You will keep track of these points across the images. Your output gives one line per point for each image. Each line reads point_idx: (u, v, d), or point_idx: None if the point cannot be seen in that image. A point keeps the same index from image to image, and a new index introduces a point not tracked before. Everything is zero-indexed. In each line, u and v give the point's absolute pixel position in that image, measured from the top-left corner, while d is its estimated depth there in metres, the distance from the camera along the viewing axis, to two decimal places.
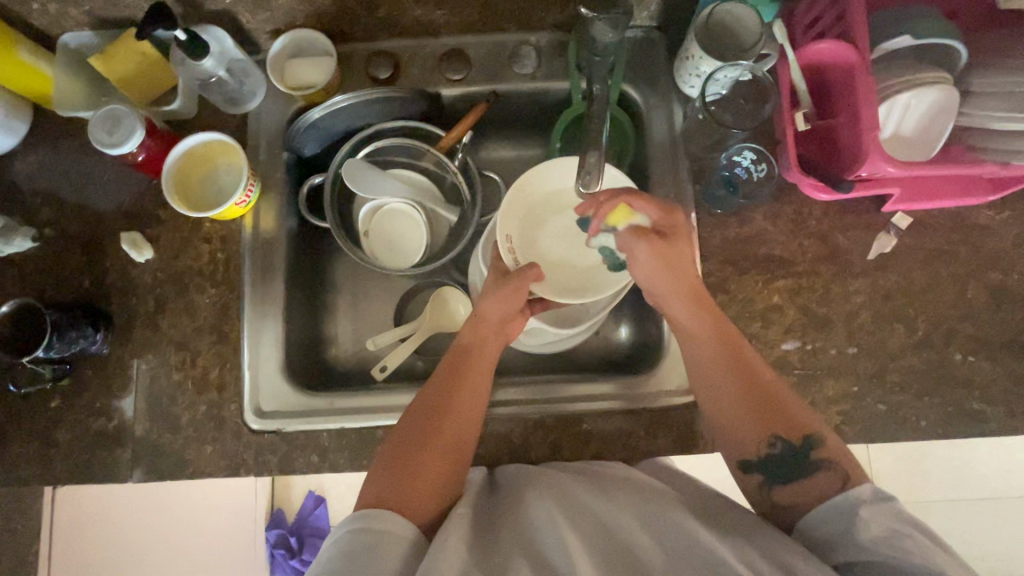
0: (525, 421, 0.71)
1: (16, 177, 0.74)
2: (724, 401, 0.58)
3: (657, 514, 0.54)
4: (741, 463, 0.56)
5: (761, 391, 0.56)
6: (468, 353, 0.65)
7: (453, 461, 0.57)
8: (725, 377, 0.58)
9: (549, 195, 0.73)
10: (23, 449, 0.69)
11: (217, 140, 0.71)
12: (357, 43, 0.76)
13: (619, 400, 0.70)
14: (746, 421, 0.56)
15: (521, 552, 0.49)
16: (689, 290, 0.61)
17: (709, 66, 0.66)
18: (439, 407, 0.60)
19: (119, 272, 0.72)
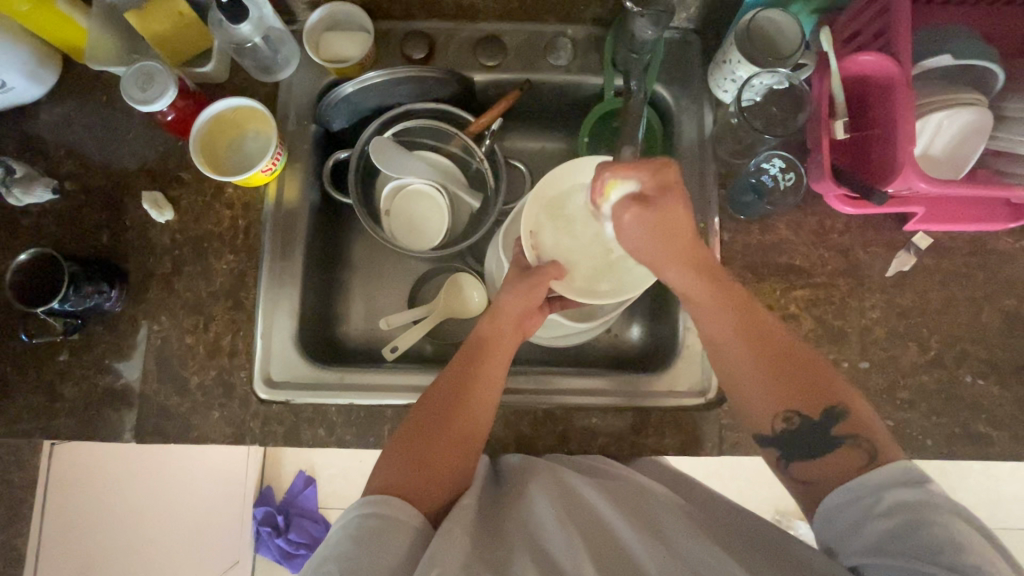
0: (532, 412, 0.70)
1: (41, 128, 0.73)
2: (742, 378, 0.56)
3: (664, 518, 0.54)
4: (758, 437, 0.55)
5: (777, 359, 0.55)
6: (486, 344, 0.64)
7: (467, 450, 0.58)
8: (740, 349, 0.56)
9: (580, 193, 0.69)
10: (29, 399, 0.68)
11: (246, 106, 0.70)
12: (394, 21, 0.76)
13: (627, 396, 0.71)
14: (761, 394, 0.54)
15: (526, 546, 0.50)
16: (688, 257, 0.56)
17: (746, 70, 0.66)
18: (454, 395, 0.60)
19: (138, 231, 0.71)
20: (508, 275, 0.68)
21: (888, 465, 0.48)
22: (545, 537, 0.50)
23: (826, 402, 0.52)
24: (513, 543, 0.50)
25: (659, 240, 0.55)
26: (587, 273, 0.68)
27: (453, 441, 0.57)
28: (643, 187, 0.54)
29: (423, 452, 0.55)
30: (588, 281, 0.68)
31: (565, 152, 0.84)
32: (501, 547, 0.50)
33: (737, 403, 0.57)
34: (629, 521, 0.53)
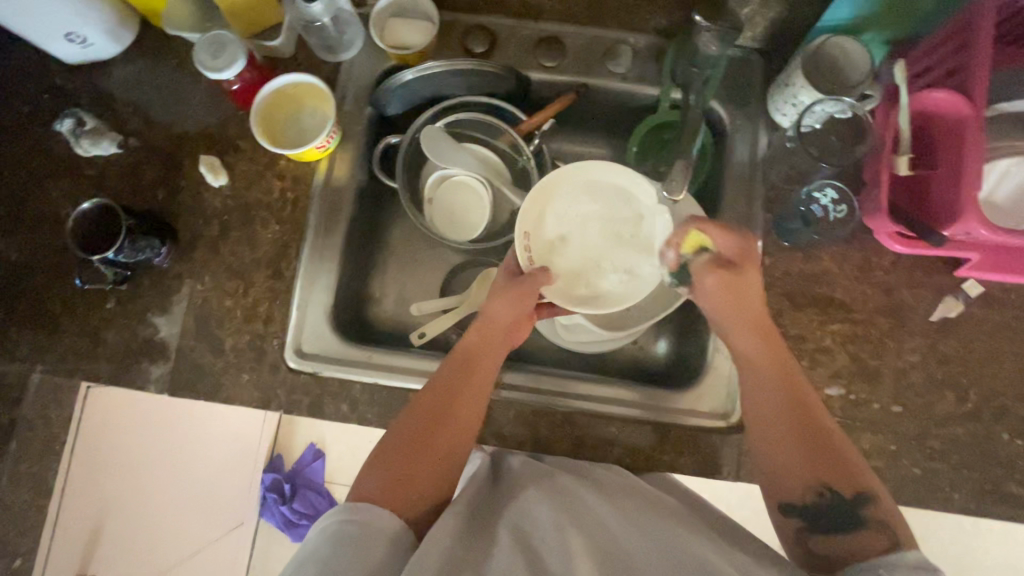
0: (550, 414, 0.70)
1: (113, 84, 0.77)
2: (774, 442, 0.56)
3: (655, 515, 0.55)
4: (782, 506, 0.55)
5: (816, 439, 0.55)
6: (473, 354, 0.64)
7: (450, 467, 0.57)
8: (784, 434, 0.56)
9: (587, 189, 0.71)
10: (76, 340, 0.72)
11: (306, 83, 0.72)
12: (458, 14, 0.76)
13: (650, 410, 0.70)
14: (792, 465, 0.55)
15: (512, 538, 0.51)
16: (759, 330, 0.61)
17: (809, 96, 0.65)
18: (436, 408, 0.59)
19: (193, 192, 0.74)
20: (498, 281, 0.68)
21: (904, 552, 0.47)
22: (532, 533, 0.51)
23: (856, 483, 0.53)
24: (501, 537, 0.51)
25: (742, 313, 0.61)
26: (587, 275, 0.72)
27: (437, 458, 0.56)
28: (728, 252, 0.63)
29: (404, 466, 0.55)
30: (588, 283, 0.71)
31: (612, 159, 0.83)
32: (488, 543, 0.50)
33: (764, 471, 0.57)
34: (621, 519, 0.54)
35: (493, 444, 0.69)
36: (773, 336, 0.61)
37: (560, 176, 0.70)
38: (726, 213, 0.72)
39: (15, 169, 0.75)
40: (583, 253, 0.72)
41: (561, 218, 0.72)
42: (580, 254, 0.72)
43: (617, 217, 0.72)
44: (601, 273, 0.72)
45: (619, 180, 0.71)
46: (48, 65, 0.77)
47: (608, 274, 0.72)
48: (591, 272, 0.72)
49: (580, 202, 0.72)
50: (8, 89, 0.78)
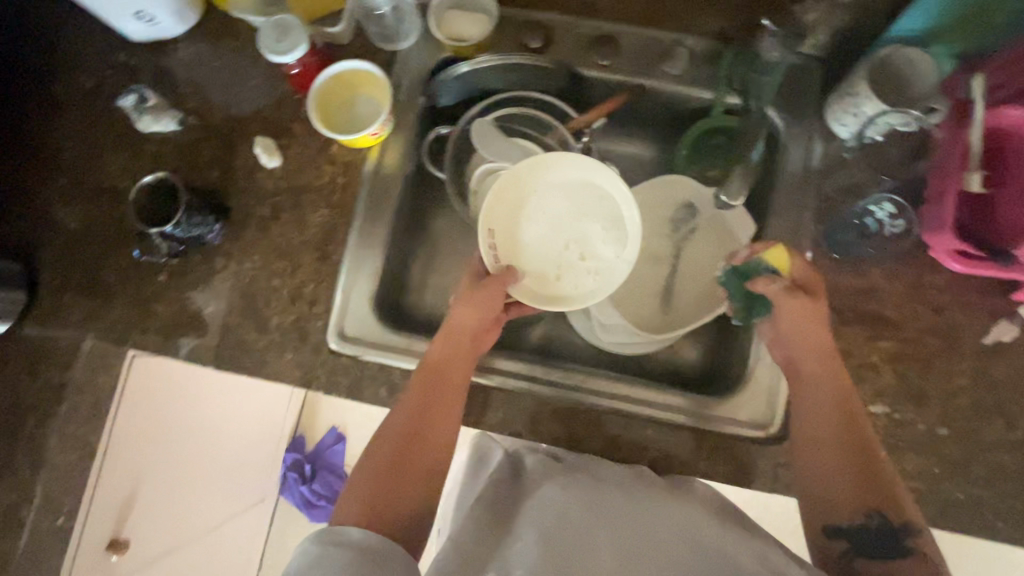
0: (576, 411, 0.71)
1: (175, 63, 0.79)
2: (822, 466, 0.57)
3: (675, 505, 0.57)
4: (826, 529, 0.55)
5: (866, 465, 0.56)
6: (445, 363, 0.62)
7: (432, 484, 0.56)
8: (834, 457, 0.57)
9: (546, 184, 0.71)
10: (126, 310, 0.74)
11: (363, 70, 0.73)
12: (515, 8, 0.76)
13: (686, 414, 0.70)
14: (837, 488, 0.56)
15: (533, 529, 0.53)
16: (820, 354, 0.61)
17: (872, 108, 0.64)
18: (409, 425, 0.58)
19: (246, 172, 0.75)
20: (463, 285, 0.66)
21: None
22: (550, 523, 0.54)
23: (904, 511, 0.53)
24: (522, 531, 0.54)
25: (811, 341, 0.61)
26: (558, 265, 0.70)
27: (416, 477, 0.55)
28: (797, 277, 0.63)
29: (384, 490, 0.53)
30: (558, 272, 0.70)
31: (659, 161, 0.83)
32: (507, 541, 0.53)
33: (808, 492, 0.58)
34: (640, 506, 0.56)
35: (527, 438, 0.70)
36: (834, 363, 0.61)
37: (525, 171, 0.70)
38: (775, 222, 0.71)
39: (79, 142, 0.78)
40: (553, 242, 0.71)
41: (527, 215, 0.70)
42: (550, 244, 0.71)
43: (587, 206, 0.71)
44: (569, 264, 0.70)
45: (579, 171, 0.71)
46: (115, 42, 0.80)
47: (579, 262, 0.70)
48: (561, 262, 0.70)
49: (548, 194, 0.71)
50: (75, 63, 0.80)
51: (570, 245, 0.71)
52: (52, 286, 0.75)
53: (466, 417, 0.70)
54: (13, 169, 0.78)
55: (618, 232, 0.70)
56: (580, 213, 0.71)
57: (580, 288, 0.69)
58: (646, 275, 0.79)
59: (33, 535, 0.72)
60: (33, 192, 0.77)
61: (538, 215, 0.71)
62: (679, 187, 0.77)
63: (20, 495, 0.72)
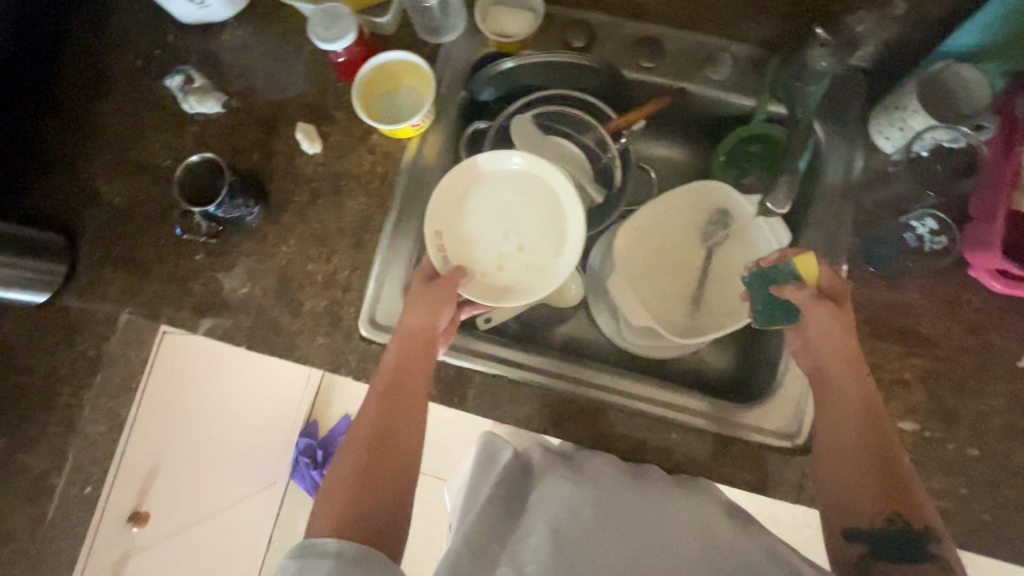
0: (599, 407, 0.71)
1: (221, 46, 0.80)
2: (843, 466, 0.57)
3: (678, 500, 0.59)
4: (847, 532, 0.54)
5: (889, 468, 0.55)
6: (401, 368, 0.62)
7: (401, 488, 0.55)
8: (856, 461, 0.56)
9: (487, 182, 0.74)
10: (162, 287, 0.75)
11: (408, 61, 0.73)
12: (560, 7, 0.76)
13: (706, 419, 0.71)
14: (860, 489, 0.55)
15: (545, 525, 0.56)
16: (850, 362, 0.61)
17: (920, 123, 0.63)
18: (371, 431, 0.57)
19: (287, 157, 0.76)
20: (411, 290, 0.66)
21: None
22: (562, 520, 0.56)
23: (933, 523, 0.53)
24: (535, 528, 0.56)
25: (836, 345, 0.61)
26: (498, 257, 0.73)
27: (383, 482, 0.54)
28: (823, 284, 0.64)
29: (351, 499, 0.52)
30: (499, 264, 0.73)
31: (694, 167, 0.83)
32: (520, 535, 0.56)
33: (828, 497, 0.57)
34: (646, 503, 0.58)
35: (552, 434, 0.70)
36: (860, 372, 0.61)
37: (470, 169, 0.72)
38: (813, 232, 0.71)
39: (124, 119, 0.79)
40: (495, 236, 0.74)
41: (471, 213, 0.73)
42: (492, 237, 0.74)
43: (530, 198, 0.74)
44: (511, 259, 0.73)
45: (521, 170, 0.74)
46: (164, 23, 0.81)
47: (518, 254, 0.73)
48: (501, 254, 0.73)
49: (492, 190, 0.74)
50: (122, 41, 0.81)
51: (510, 237, 0.74)
52: (92, 259, 0.76)
53: (491, 410, 0.71)
54: (59, 143, 0.79)
55: (556, 221, 0.73)
56: (522, 206, 0.74)
57: (521, 279, 0.73)
58: (674, 280, 0.79)
59: (61, 503, 0.73)
60: (77, 167, 0.78)
61: (480, 212, 0.73)
62: (713, 192, 0.76)
63: (52, 462, 0.73)
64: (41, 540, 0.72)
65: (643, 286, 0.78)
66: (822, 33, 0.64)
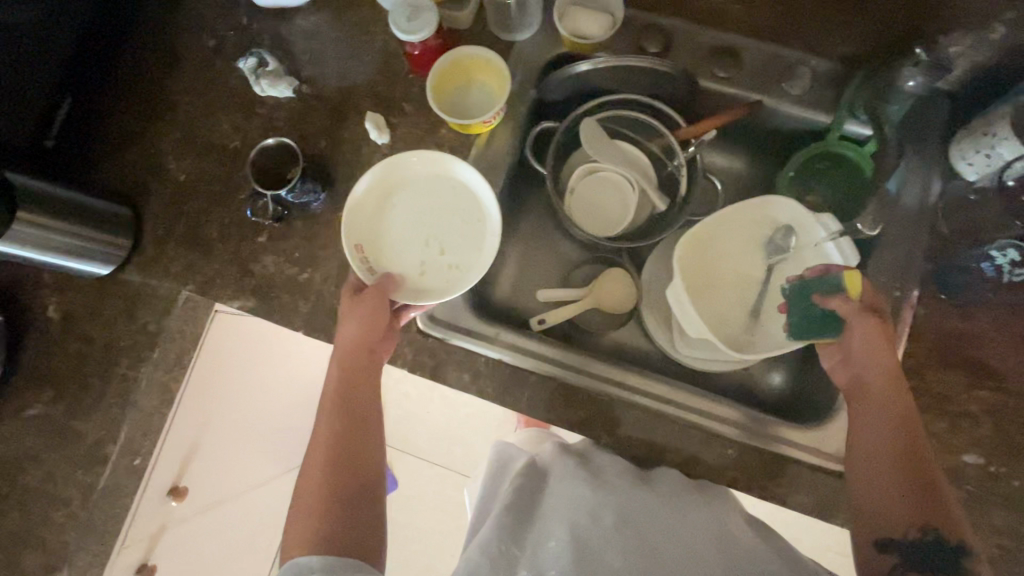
0: (646, 415, 0.71)
1: (294, 31, 0.80)
2: (871, 479, 0.57)
3: (692, 502, 0.60)
4: (879, 542, 0.54)
5: (918, 481, 0.55)
6: (354, 379, 0.64)
7: (366, 499, 0.60)
8: (889, 475, 0.56)
9: (394, 189, 0.71)
10: (224, 267, 0.75)
11: (483, 57, 0.73)
12: (638, 11, 0.76)
13: (742, 430, 0.70)
14: (885, 500, 0.55)
15: (562, 529, 0.57)
16: (890, 376, 0.60)
17: (1010, 150, 0.62)
18: (327, 458, 0.60)
19: (354, 145, 0.76)
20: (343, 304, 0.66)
21: None
22: (578, 523, 0.57)
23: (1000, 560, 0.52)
24: (553, 531, 0.58)
25: (878, 363, 0.60)
26: (419, 264, 0.70)
27: (349, 504, 0.58)
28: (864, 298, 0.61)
29: (323, 524, 0.56)
30: (421, 270, 0.70)
31: (758, 180, 0.82)
32: (538, 541, 0.58)
33: (857, 508, 0.57)
34: (661, 503, 0.59)
35: (604, 441, 0.70)
36: (901, 386, 0.60)
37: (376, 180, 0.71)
38: (885, 255, 0.69)
39: (194, 99, 0.80)
40: (411, 244, 0.71)
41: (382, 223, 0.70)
42: (411, 245, 0.70)
43: (441, 201, 0.72)
44: (431, 260, 0.70)
45: (428, 174, 0.72)
46: (239, 6, 0.81)
47: (439, 257, 0.70)
48: (422, 259, 0.70)
49: (402, 199, 0.71)
50: (196, 21, 0.82)
51: (430, 242, 0.71)
52: (156, 236, 0.77)
53: (545, 413, 0.71)
54: (129, 118, 0.80)
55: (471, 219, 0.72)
56: (437, 210, 0.71)
57: (447, 281, 0.69)
58: (730, 294, 0.77)
59: (112, 475, 0.74)
60: (145, 143, 0.79)
61: (390, 221, 0.71)
62: (777, 207, 0.73)
63: (107, 433, 0.75)
64: (92, 508, 0.73)
65: (700, 297, 0.77)
66: (921, 54, 0.65)
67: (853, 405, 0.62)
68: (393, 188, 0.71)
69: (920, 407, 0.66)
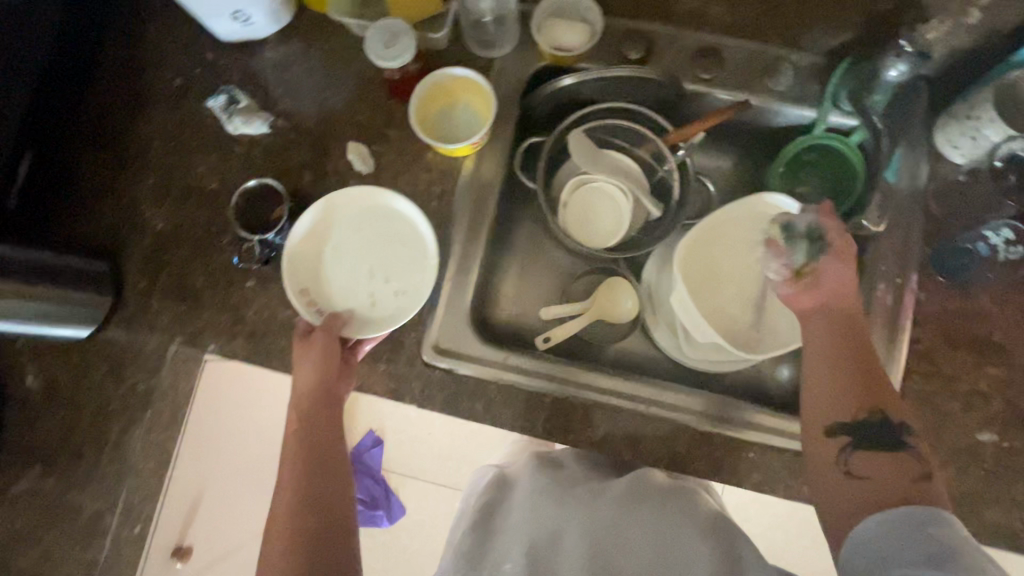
0: (666, 427, 0.70)
1: (265, 63, 0.77)
2: (830, 373, 0.56)
3: (648, 502, 0.59)
4: (830, 427, 0.54)
5: (869, 378, 0.55)
6: (313, 415, 0.62)
7: (339, 531, 0.55)
8: (844, 367, 0.56)
9: (328, 224, 0.71)
10: (213, 316, 0.72)
11: (465, 78, 0.72)
12: (618, 18, 0.75)
13: (766, 432, 0.70)
14: (840, 394, 0.55)
15: (520, 548, 0.57)
16: (847, 296, 0.60)
17: (995, 132, 0.63)
18: (291, 504, 0.56)
19: (339, 177, 0.74)
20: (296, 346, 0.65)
21: (889, 513, 0.47)
22: (538, 541, 0.57)
23: None
24: (512, 552, 0.57)
25: (837, 278, 0.60)
26: (368, 296, 0.70)
27: (316, 543, 0.54)
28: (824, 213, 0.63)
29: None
30: (370, 301, 0.69)
31: (749, 175, 0.82)
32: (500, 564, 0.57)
33: (812, 395, 0.56)
34: (617, 508, 0.59)
35: (626, 456, 0.69)
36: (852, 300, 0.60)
37: (313, 221, 0.70)
38: (883, 243, 0.70)
39: (164, 142, 0.76)
40: (357, 277, 0.70)
41: (324, 261, 0.70)
42: (358, 279, 0.70)
43: (379, 230, 0.71)
44: (378, 291, 0.70)
45: (363, 206, 0.71)
46: (201, 41, 0.78)
47: (387, 286, 0.70)
48: (371, 291, 0.70)
49: (341, 234, 0.71)
50: (159, 59, 0.78)
51: (374, 272, 0.70)
52: (137, 289, 0.73)
53: (563, 433, 0.69)
54: (96, 168, 0.76)
55: (410, 243, 0.71)
56: (378, 240, 0.71)
57: (397, 308, 0.69)
58: (732, 291, 0.75)
59: (114, 547, 0.70)
60: (115, 193, 0.75)
61: (332, 259, 0.70)
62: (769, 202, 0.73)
63: (103, 504, 0.71)
64: None
65: (701, 299, 0.75)
66: (905, 44, 0.65)
67: (807, 316, 0.61)
68: (330, 226, 0.71)
69: (932, 391, 0.66)
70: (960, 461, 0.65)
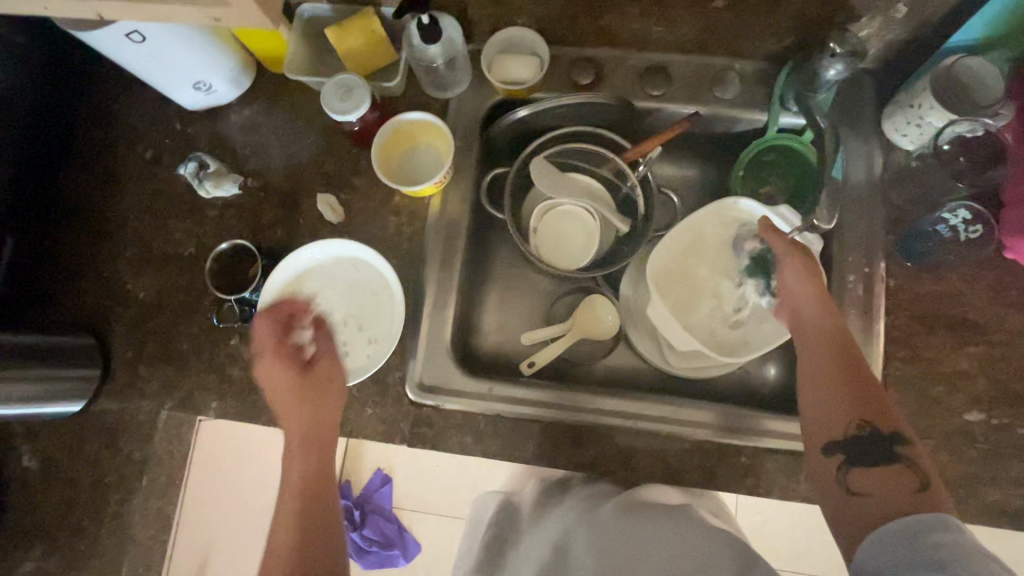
0: (660, 441, 0.70)
1: (231, 126, 0.80)
2: (818, 392, 0.57)
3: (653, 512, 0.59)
4: (827, 445, 0.55)
5: (859, 384, 0.56)
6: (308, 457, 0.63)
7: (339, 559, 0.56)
8: (832, 379, 0.56)
9: (299, 279, 0.74)
10: (200, 377, 0.72)
11: (423, 122, 0.74)
12: (565, 48, 0.78)
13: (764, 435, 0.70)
14: (828, 411, 0.55)
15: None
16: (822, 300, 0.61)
17: (939, 118, 0.64)
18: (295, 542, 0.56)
19: (312, 228, 0.76)
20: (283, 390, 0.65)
21: (903, 521, 0.46)
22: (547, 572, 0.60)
23: None
24: None
25: (808, 289, 0.61)
26: (342, 345, 0.72)
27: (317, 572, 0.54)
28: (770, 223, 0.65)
29: None
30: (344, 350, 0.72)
31: (711, 182, 0.83)
32: None
33: (805, 415, 0.57)
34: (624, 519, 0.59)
35: (622, 474, 0.69)
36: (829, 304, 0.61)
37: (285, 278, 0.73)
38: (847, 234, 0.71)
39: (141, 213, 0.78)
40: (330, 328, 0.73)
41: None
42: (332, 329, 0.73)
43: (347, 280, 0.74)
44: (352, 338, 0.72)
45: (329, 259, 0.74)
46: (169, 112, 0.81)
47: (359, 333, 0.72)
48: (344, 340, 0.72)
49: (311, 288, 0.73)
50: (130, 135, 0.81)
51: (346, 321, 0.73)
52: (124, 360, 0.74)
53: (558, 456, 0.70)
54: (78, 246, 0.78)
55: (377, 290, 0.74)
56: (346, 290, 0.74)
57: (370, 355, 0.71)
58: (709, 297, 0.76)
59: None
60: (98, 268, 0.77)
61: None
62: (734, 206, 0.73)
63: None
64: None
65: (681, 307, 0.75)
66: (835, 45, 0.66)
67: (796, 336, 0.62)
68: (299, 281, 0.73)
69: (914, 376, 0.67)
70: (953, 444, 0.65)
